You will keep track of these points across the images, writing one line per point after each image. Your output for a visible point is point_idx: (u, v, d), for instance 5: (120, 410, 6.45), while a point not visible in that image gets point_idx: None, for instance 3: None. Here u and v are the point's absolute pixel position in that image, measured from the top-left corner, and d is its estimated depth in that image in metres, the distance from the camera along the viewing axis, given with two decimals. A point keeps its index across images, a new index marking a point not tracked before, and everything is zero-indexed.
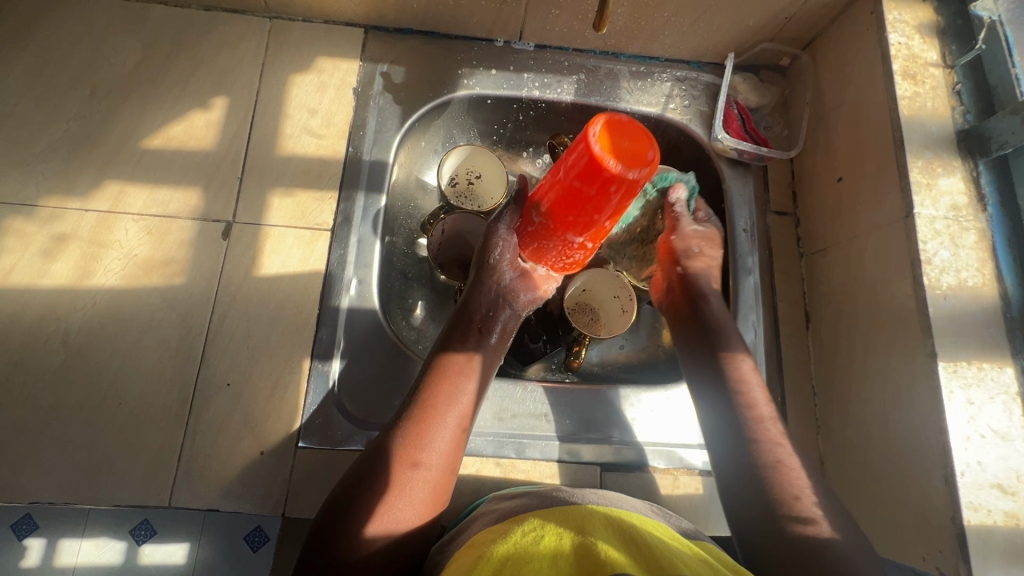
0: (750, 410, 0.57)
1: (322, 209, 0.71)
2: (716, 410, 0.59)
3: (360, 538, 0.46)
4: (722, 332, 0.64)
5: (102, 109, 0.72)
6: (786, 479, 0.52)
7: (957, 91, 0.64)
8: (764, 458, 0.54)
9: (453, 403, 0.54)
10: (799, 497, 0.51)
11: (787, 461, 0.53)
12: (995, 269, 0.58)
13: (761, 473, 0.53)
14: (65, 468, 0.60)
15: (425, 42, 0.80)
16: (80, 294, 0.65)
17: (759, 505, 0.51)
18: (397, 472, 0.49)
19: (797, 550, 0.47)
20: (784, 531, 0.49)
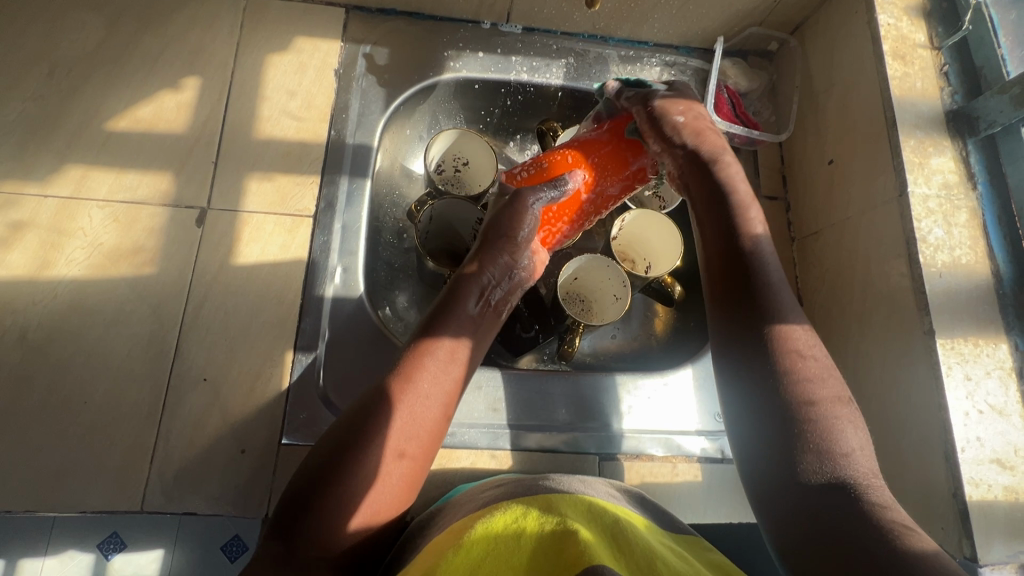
0: (801, 379, 0.46)
1: (304, 195, 0.68)
2: (756, 378, 0.47)
3: (337, 531, 0.42)
4: (770, 287, 0.50)
5: (62, 89, 0.67)
6: (847, 469, 0.41)
7: (945, 72, 0.64)
8: (820, 441, 0.42)
9: (439, 387, 0.50)
10: (864, 489, 0.40)
11: (847, 448, 0.42)
12: (987, 246, 0.58)
13: (819, 458, 0.42)
14: (24, 473, 0.55)
15: (409, 23, 0.77)
16: (39, 286, 0.60)
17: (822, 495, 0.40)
18: (376, 461, 0.45)
19: (860, 536, 0.37)
20: (841, 522, 0.38)
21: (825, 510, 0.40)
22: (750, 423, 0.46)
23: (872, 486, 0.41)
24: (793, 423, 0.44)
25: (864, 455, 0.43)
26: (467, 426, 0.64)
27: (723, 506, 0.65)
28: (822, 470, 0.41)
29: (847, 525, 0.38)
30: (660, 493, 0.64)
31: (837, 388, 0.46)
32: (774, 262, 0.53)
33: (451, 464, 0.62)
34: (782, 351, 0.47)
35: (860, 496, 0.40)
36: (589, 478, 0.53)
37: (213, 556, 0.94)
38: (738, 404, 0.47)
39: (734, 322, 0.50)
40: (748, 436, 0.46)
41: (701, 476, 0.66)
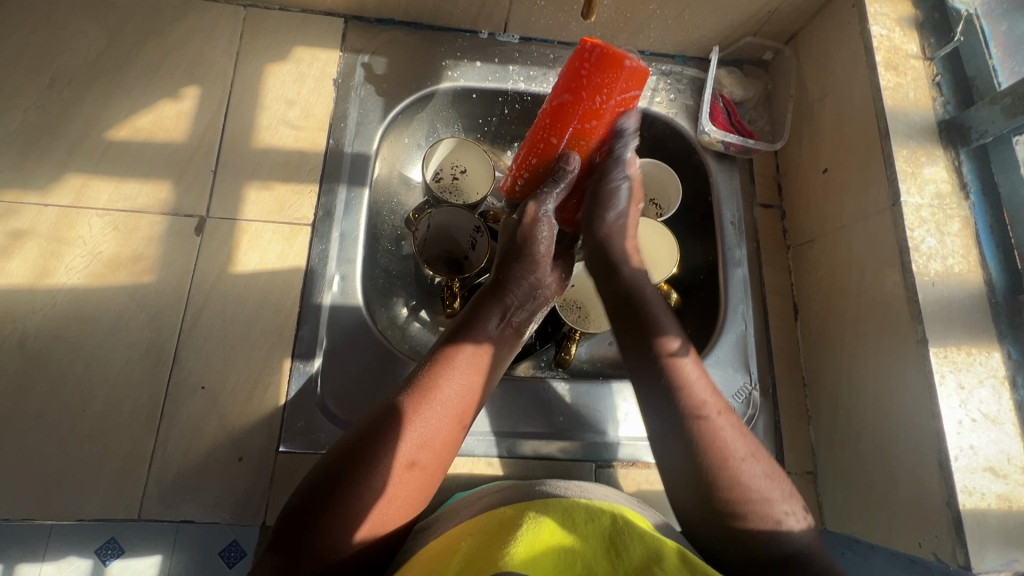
0: (695, 406, 0.51)
1: (302, 203, 0.68)
2: (660, 419, 0.51)
3: (339, 540, 0.43)
4: (653, 314, 0.56)
5: (64, 98, 0.67)
6: (740, 486, 0.47)
7: (937, 82, 0.65)
8: (717, 467, 0.48)
9: (457, 401, 0.50)
10: (757, 497, 0.47)
11: (740, 462, 0.48)
12: (980, 255, 0.58)
13: (716, 486, 0.47)
14: (22, 481, 0.56)
15: (407, 33, 0.78)
16: (38, 294, 0.61)
17: (714, 509, 0.47)
18: (383, 470, 0.45)
19: (758, 540, 0.46)
20: (745, 537, 0.46)
21: (732, 527, 0.46)
22: (664, 453, 0.51)
23: (764, 491, 0.47)
24: (695, 456, 0.49)
25: (756, 461, 0.49)
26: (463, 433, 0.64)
27: None
28: (722, 495, 0.47)
29: (757, 542, 0.45)
30: (656, 500, 0.65)
31: (719, 401, 0.52)
32: (645, 282, 0.60)
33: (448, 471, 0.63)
34: (670, 379, 0.52)
35: (761, 509, 0.46)
36: (586, 484, 0.54)
37: (211, 562, 0.94)
38: (656, 437, 0.52)
39: (636, 362, 0.55)
40: (665, 465, 0.51)
41: None
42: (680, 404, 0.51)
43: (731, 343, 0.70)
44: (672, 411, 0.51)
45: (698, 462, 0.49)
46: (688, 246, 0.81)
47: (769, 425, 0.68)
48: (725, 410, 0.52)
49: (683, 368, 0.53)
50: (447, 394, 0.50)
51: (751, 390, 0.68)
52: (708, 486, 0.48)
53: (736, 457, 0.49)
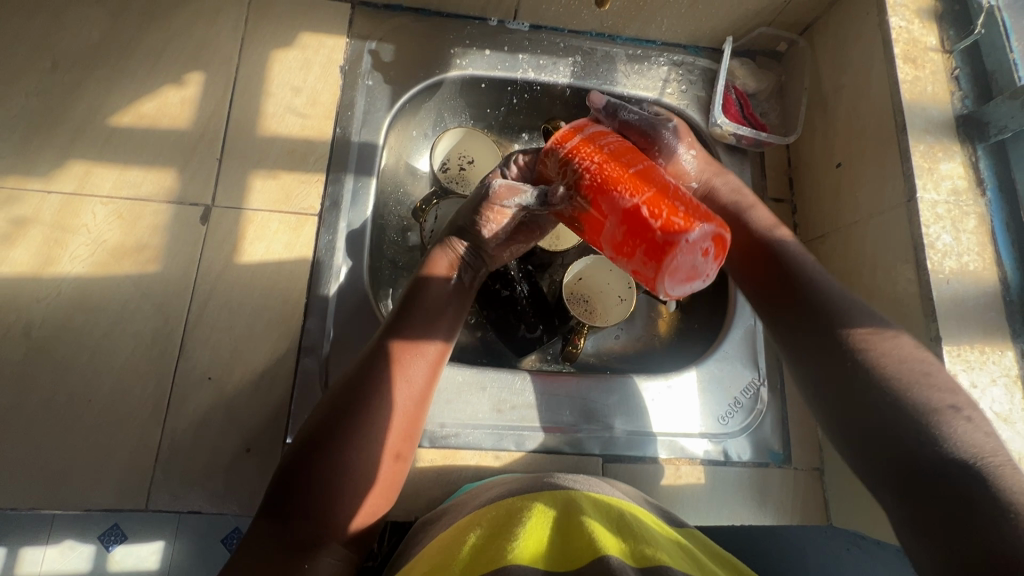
0: (888, 362, 0.43)
1: (308, 193, 0.67)
2: (830, 358, 0.46)
3: (337, 528, 0.44)
4: (818, 282, 0.50)
5: (65, 83, 0.66)
6: (935, 423, 0.39)
7: (955, 76, 0.64)
8: (898, 402, 0.41)
9: (415, 387, 0.50)
10: (947, 434, 0.38)
11: (938, 405, 0.40)
12: (994, 253, 0.58)
13: (926, 430, 0.39)
14: (29, 472, 0.55)
15: (414, 20, 0.76)
16: (43, 283, 0.60)
17: (917, 462, 0.38)
18: (372, 468, 0.46)
19: (932, 490, 0.37)
20: (934, 475, 0.37)
21: (913, 463, 0.38)
22: (847, 407, 0.43)
23: (959, 436, 0.38)
24: (884, 396, 0.41)
25: (967, 421, 0.39)
26: (471, 426, 0.64)
27: (726, 508, 0.65)
28: (907, 431, 0.39)
29: (941, 475, 0.37)
30: (662, 495, 0.65)
31: (925, 360, 0.44)
32: (797, 247, 0.54)
33: (455, 464, 0.62)
34: (825, 328, 0.47)
35: (950, 444, 0.38)
36: (598, 477, 0.55)
37: (214, 550, 0.95)
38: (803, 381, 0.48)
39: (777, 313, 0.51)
40: (828, 399, 0.45)
41: (705, 479, 0.66)
42: (852, 353, 0.45)
43: (738, 339, 0.71)
44: (859, 355, 0.44)
45: (868, 387, 0.42)
46: None
47: (776, 422, 0.69)
48: (940, 371, 0.43)
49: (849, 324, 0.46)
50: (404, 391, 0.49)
51: (759, 386, 0.70)
52: (885, 408, 0.41)
53: (929, 399, 0.40)
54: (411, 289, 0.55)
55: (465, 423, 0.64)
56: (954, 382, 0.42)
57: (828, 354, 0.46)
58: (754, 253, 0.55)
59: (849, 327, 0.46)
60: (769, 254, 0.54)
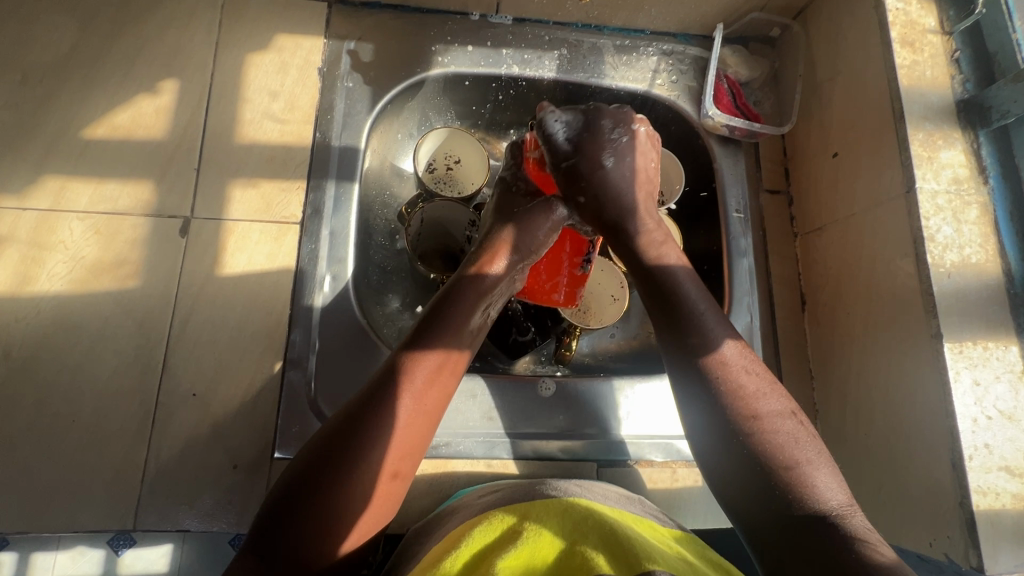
0: (753, 409, 0.47)
1: (289, 201, 0.66)
2: (698, 402, 0.49)
3: (326, 550, 0.42)
4: (695, 318, 0.51)
5: (37, 96, 0.65)
6: (802, 474, 0.44)
7: (955, 59, 0.61)
8: (776, 458, 0.44)
9: (425, 403, 0.48)
10: (814, 494, 0.43)
11: (807, 456, 0.45)
12: (998, 244, 0.56)
13: (773, 474, 0.44)
14: (14, 495, 0.55)
15: (394, 17, 0.74)
16: (21, 302, 0.59)
17: (771, 503, 0.43)
18: (372, 485, 0.44)
19: (817, 549, 0.40)
20: (803, 526, 0.42)
21: (781, 513, 0.43)
22: (705, 445, 0.48)
23: (824, 489, 0.43)
24: (736, 432, 0.46)
25: (819, 468, 0.44)
26: (462, 435, 0.63)
27: (725, 510, 0.64)
28: (777, 485, 0.44)
29: (808, 527, 0.42)
30: (659, 498, 0.63)
31: (787, 400, 0.48)
32: (685, 274, 0.55)
33: (447, 473, 0.61)
34: (717, 381, 0.48)
35: (816, 496, 0.43)
36: (588, 482, 0.53)
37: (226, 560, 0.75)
38: (694, 423, 0.49)
39: (675, 351, 0.51)
40: (702, 448, 0.48)
41: (702, 481, 0.65)
42: (711, 382, 0.48)
43: None
44: (723, 399, 0.47)
45: (738, 441, 0.46)
46: (691, 235, 0.79)
47: None
48: (794, 413, 0.47)
49: (725, 365, 0.49)
50: (413, 398, 0.47)
51: None
52: (741, 449, 0.46)
53: (795, 452, 0.45)
54: (442, 292, 0.54)
55: (456, 432, 0.63)
56: (808, 425, 0.47)
57: (693, 397, 0.49)
58: (648, 288, 0.55)
59: (722, 372, 0.49)
60: (666, 281, 0.54)
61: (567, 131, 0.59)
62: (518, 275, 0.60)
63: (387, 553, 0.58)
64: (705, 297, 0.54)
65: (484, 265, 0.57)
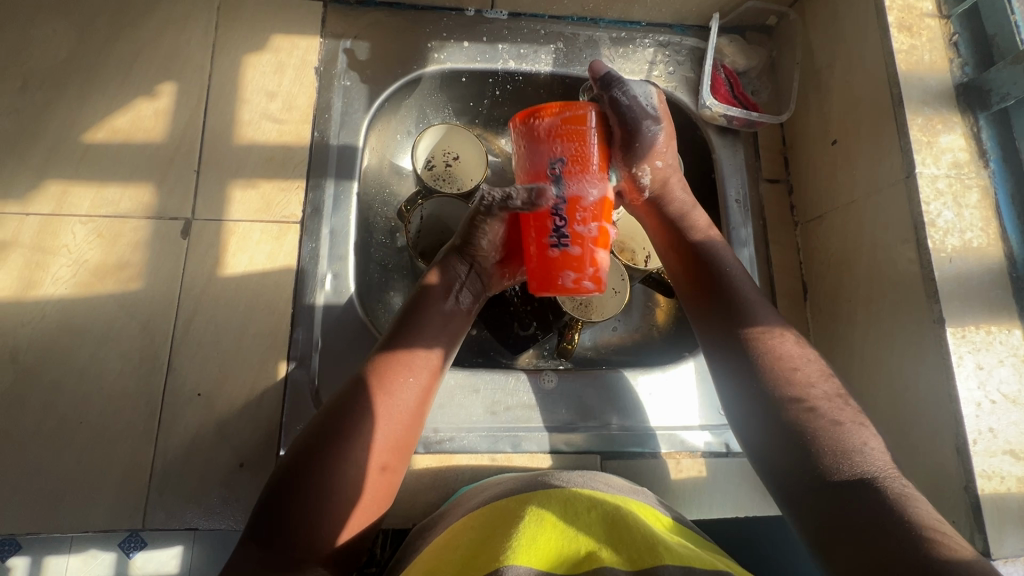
0: (797, 383, 0.50)
1: (288, 201, 0.66)
2: (742, 376, 0.52)
3: (325, 540, 0.44)
4: (744, 301, 0.55)
5: (37, 102, 0.65)
6: (838, 438, 0.46)
7: (954, 42, 0.61)
8: (814, 425, 0.47)
9: (409, 397, 0.50)
10: (853, 460, 0.45)
11: (854, 433, 0.47)
12: (1000, 227, 0.55)
13: (816, 444, 0.46)
14: (24, 497, 0.55)
15: (389, 15, 0.74)
16: (27, 307, 0.59)
17: (814, 470, 0.46)
18: (361, 477, 0.46)
19: (856, 508, 0.42)
20: (839, 489, 0.44)
21: (830, 484, 0.44)
22: (748, 419, 0.51)
23: (863, 452, 0.46)
24: (778, 403, 0.49)
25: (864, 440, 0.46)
26: (466, 430, 0.63)
27: (730, 501, 0.64)
28: (824, 457, 0.46)
29: (846, 488, 0.44)
30: (663, 490, 0.63)
31: (829, 380, 0.51)
32: (735, 263, 0.59)
33: (451, 468, 0.61)
34: (759, 355, 0.52)
35: (856, 462, 0.45)
36: (594, 473, 0.53)
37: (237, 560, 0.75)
38: (733, 396, 0.53)
39: (710, 329, 0.56)
40: (742, 421, 0.52)
41: (706, 471, 0.64)
42: (749, 354, 0.52)
43: None
44: (767, 373, 0.51)
45: (783, 413, 0.49)
46: None
47: None
48: (838, 392, 0.50)
49: (767, 340, 0.53)
50: (402, 391, 0.50)
51: None
52: (784, 421, 0.48)
53: (835, 419, 0.48)
54: (418, 291, 0.56)
55: (460, 427, 0.63)
56: (853, 404, 0.50)
57: (739, 371, 0.52)
58: (692, 272, 0.59)
59: (766, 349, 0.52)
60: (712, 266, 0.58)
61: (646, 100, 0.55)
62: (479, 267, 0.57)
63: (393, 548, 0.58)
64: (749, 278, 0.58)
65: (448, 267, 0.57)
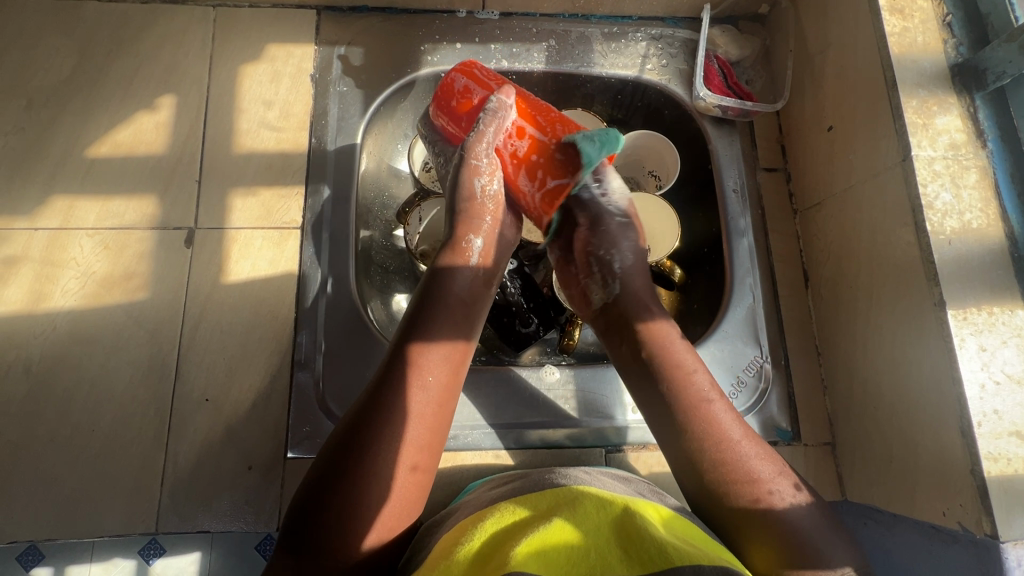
0: (693, 399, 0.51)
1: (289, 206, 0.67)
2: (651, 403, 0.53)
3: (355, 546, 0.44)
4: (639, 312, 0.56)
5: (42, 119, 0.67)
6: (736, 462, 0.48)
7: (947, 23, 0.60)
8: (718, 461, 0.49)
9: (435, 389, 0.50)
10: (760, 481, 0.48)
11: (744, 448, 0.49)
12: (999, 207, 0.55)
13: (718, 469, 0.48)
14: (40, 504, 0.57)
15: (382, 19, 0.75)
16: (38, 319, 0.61)
17: (711, 491, 0.49)
18: (390, 479, 0.46)
19: (752, 524, 0.46)
20: (744, 514, 0.47)
21: (728, 505, 0.48)
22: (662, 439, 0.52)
23: (759, 469, 0.48)
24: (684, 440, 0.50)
25: (746, 440, 0.50)
26: (472, 427, 0.64)
27: None
28: (724, 480, 0.48)
29: (745, 514, 0.47)
30: (667, 482, 0.64)
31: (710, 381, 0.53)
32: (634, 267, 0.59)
33: (457, 465, 0.63)
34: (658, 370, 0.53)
35: (751, 484, 0.48)
36: (600, 471, 0.53)
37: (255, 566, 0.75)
38: (652, 424, 0.53)
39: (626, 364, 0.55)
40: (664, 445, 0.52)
41: None
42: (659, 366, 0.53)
43: (740, 318, 0.68)
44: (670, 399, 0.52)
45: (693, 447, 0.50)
46: (691, 217, 0.78)
47: (782, 398, 0.67)
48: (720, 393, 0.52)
49: (669, 352, 0.53)
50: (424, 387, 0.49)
51: (762, 363, 0.67)
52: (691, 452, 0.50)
53: (740, 445, 0.49)
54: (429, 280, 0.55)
55: (465, 425, 0.63)
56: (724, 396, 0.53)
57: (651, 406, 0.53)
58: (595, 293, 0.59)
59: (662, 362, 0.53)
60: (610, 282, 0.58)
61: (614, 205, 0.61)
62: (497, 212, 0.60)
63: None
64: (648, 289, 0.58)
65: (460, 245, 0.56)
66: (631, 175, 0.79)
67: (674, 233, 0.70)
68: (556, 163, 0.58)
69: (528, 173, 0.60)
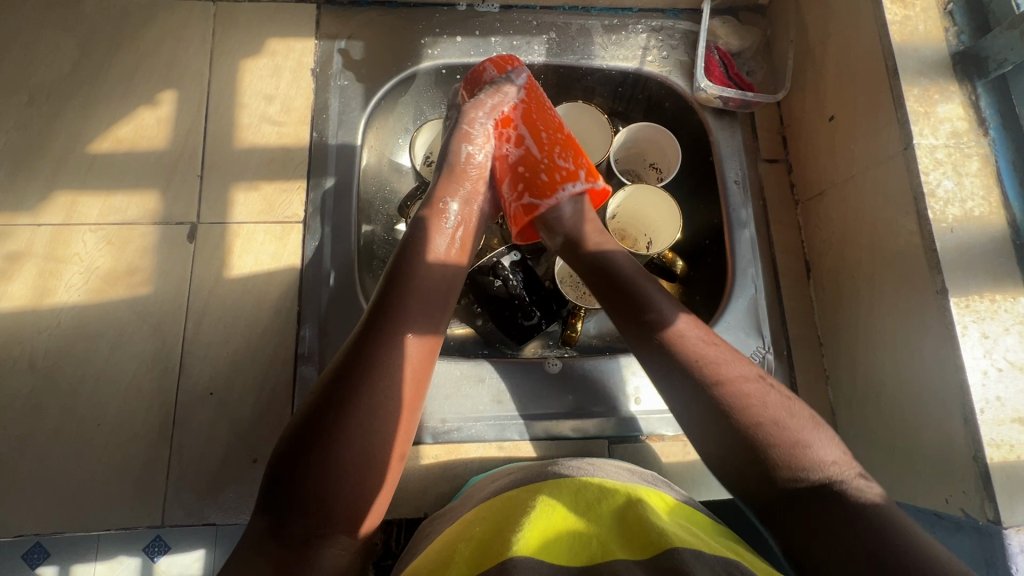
0: (726, 377, 0.47)
1: (290, 201, 0.67)
2: (679, 391, 0.49)
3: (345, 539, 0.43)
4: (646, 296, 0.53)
5: (43, 115, 0.67)
6: (793, 442, 0.44)
7: (948, 11, 0.60)
8: (771, 443, 0.44)
9: (412, 376, 0.48)
10: (816, 460, 0.44)
11: (796, 427, 0.45)
12: (1001, 194, 0.54)
13: (769, 451, 0.44)
14: (46, 498, 0.57)
15: (382, 12, 0.75)
16: (43, 314, 0.61)
17: (765, 474, 0.44)
18: (373, 472, 0.44)
19: (823, 509, 0.42)
20: (808, 495, 0.43)
21: (792, 488, 0.43)
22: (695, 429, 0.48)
23: (818, 451, 0.44)
24: (727, 423, 0.46)
25: (794, 416, 0.46)
26: (475, 420, 0.64)
27: None
28: (777, 460, 0.44)
29: (809, 495, 0.43)
30: (669, 472, 0.64)
31: (744, 362, 0.49)
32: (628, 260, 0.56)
33: (461, 457, 0.63)
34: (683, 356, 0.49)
35: (808, 462, 0.44)
36: (599, 461, 0.53)
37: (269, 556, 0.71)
38: (682, 413, 0.49)
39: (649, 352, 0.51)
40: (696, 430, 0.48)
41: None
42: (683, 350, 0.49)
43: (743, 309, 0.67)
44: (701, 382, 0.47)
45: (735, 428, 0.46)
46: (692, 210, 0.78)
47: None
48: (758, 372, 0.49)
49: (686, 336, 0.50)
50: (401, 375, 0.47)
51: (765, 352, 0.66)
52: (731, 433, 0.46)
53: (789, 425, 0.45)
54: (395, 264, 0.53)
55: (468, 418, 0.64)
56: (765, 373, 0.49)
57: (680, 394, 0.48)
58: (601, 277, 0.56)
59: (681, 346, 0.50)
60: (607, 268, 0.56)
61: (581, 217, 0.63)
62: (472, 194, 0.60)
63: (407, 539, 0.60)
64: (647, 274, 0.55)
65: (437, 206, 0.57)
66: (635, 169, 0.79)
67: (677, 224, 0.69)
68: (540, 182, 0.61)
69: (512, 182, 0.62)
